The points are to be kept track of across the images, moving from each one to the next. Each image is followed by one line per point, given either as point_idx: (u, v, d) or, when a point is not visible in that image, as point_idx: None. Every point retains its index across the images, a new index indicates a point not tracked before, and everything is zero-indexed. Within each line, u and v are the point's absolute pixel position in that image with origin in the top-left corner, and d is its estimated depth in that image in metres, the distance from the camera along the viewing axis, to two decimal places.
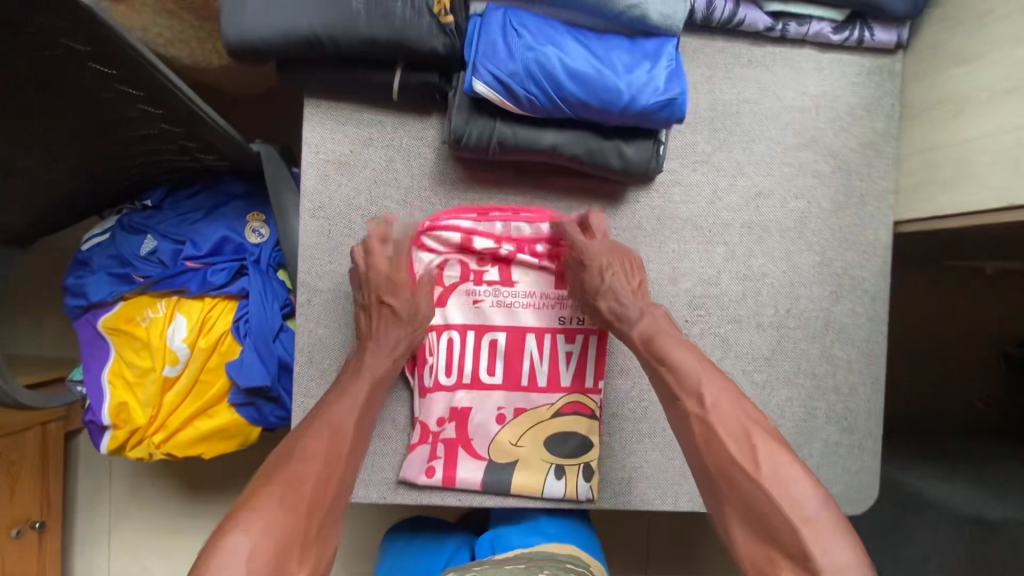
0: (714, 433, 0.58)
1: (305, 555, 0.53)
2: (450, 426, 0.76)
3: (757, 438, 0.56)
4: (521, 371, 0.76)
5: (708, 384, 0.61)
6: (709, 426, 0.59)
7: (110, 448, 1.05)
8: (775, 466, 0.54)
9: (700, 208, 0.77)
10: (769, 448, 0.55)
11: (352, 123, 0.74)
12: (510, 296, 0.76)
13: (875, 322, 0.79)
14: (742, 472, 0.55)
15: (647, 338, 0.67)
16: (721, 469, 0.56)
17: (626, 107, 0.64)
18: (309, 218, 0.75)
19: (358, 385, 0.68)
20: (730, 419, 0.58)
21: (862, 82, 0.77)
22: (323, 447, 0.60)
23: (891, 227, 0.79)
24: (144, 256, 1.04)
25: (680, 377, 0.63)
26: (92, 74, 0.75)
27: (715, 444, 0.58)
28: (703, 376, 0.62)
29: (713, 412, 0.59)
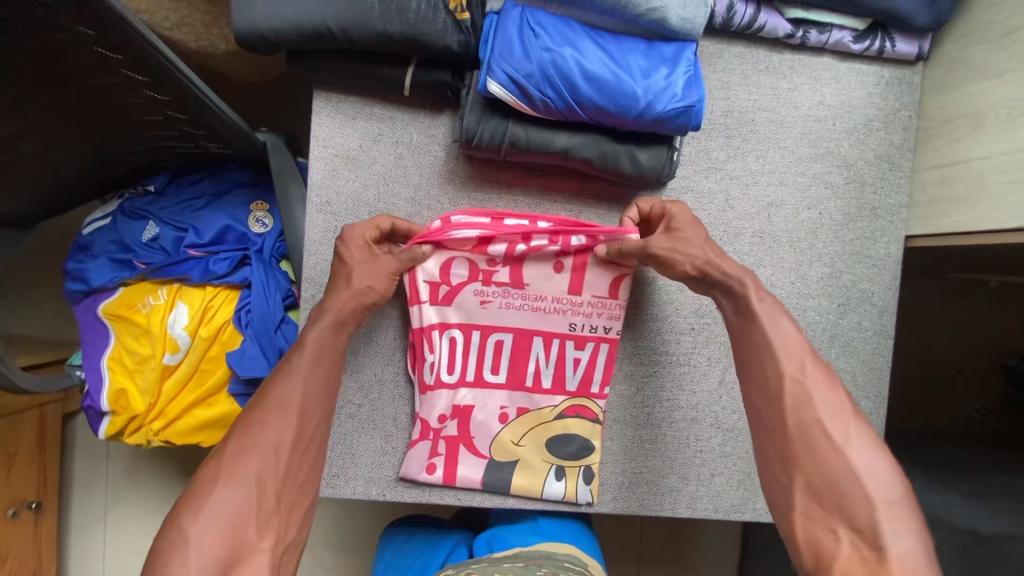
0: (808, 399, 0.57)
1: (267, 527, 0.54)
2: (452, 424, 0.75)
3: (852, 417, 0.56)
4: (525, 373, 0.76)
5: (808, 354, 0.60)
6: (805, 390, 0.58)
7: (109, 433, 1.05)
8: (863, 445, 0.54)
9: (711, 216, 0.76)
10: (858, 429, 0.55)
11: (362, 118, 0.73)
12: (518, 299, 0.75)
13: (881, 336, 0.78)
14: (829, 443, 0.55)
15: (757, 292, 0.64)
16: (804, 435, 0.56)
17: (641, 113, 0.62)
18: (316, 213, 0.74)
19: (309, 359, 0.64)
20: (822, 391, 0.57)
21: (880, 93, 0.76)
22: (281, 419, 0.59)
23: (901, 241, 0.78)
24: (146, 242, 1.03)
25: (783, 337, 0.61)
26: (96, 58, 0.73)
27: (804, 410, 0.57)
28: (804, 343, 0.61)
29: (811, 380, 0.58)
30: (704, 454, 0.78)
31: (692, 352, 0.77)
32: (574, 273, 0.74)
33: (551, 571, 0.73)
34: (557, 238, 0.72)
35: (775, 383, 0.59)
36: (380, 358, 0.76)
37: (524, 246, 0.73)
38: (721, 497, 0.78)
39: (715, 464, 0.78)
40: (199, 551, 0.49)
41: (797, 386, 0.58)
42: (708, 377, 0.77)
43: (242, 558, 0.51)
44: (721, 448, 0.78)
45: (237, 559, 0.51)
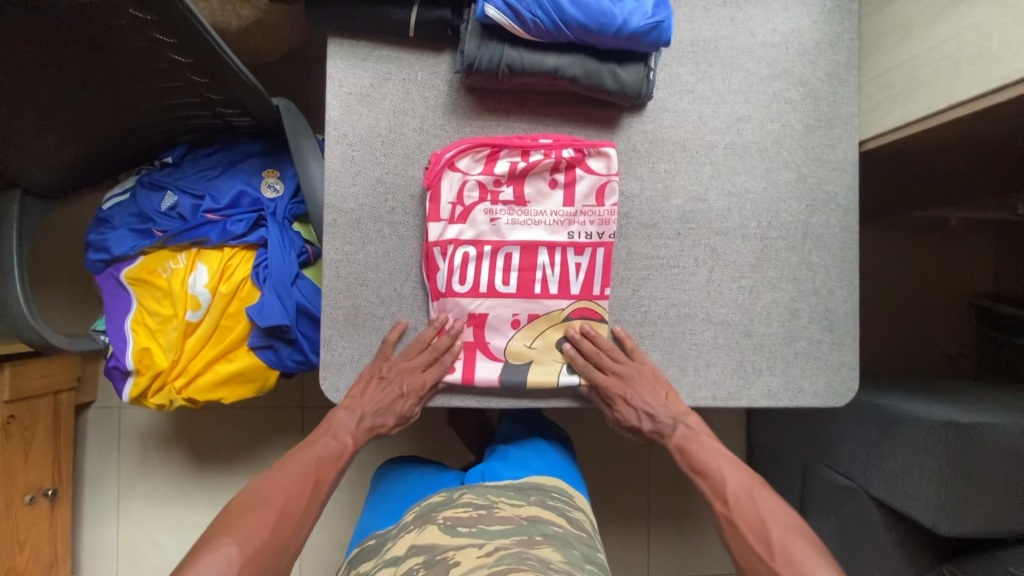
0: (738, 528, 0.74)
1: (275, 559, 0.67)
2: (469, 331, 0.83)
3: (773, 532, 0.72)
4: (533, 282, 0.83)
5: (738, 486, 0.78)
6: (735, 523, 0.75)
7: (132, 394, 1.09)
8: (792, 552, 0.69)
9: (687, 133, 0.86)
10: (781, 537, 0.71)
11: (372, 59, 0.82)
12: (523, 216, 0.82)
13: (848, 231, 0.87)
14: (770, 561, 0.70)
15: (679, 446, 0.83)
16: (748, 563, 0.72)
17: (619, 30, 0.72)
18: (334, 145, 0.82)
19: (332, 437, 0.81)
20: (753, 518, 0.74)
21: (825, 20, 0.87)
22: (299, 482, 0.74)
23: (856, 146, 0.88)
24: (165, 210, 1.10)
25: (711, 483, 0.80)
26: (129, 19, 0.81)
27: (743, 538, 0.73)
28: (735, 480, 0.79)
29: (737, 513, 0.75)
30: (698, 346, 0.85)
31: (680, 255, 0.85)
32: (568, 189, 0.83)
33: (539, 498, 0.83)
34: (551, 154, 0.82)
35: (717, 527, 0.77)
36: (399, 275, 0.83)
37: (524, 163, 0.81)
38: (718, 387, 0.85)
39: (710, 355, 0.85)
40: None
41: (730, 522, 0.76)
42: (697, 276, 0.85)
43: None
44: (713, 340, 0.85)
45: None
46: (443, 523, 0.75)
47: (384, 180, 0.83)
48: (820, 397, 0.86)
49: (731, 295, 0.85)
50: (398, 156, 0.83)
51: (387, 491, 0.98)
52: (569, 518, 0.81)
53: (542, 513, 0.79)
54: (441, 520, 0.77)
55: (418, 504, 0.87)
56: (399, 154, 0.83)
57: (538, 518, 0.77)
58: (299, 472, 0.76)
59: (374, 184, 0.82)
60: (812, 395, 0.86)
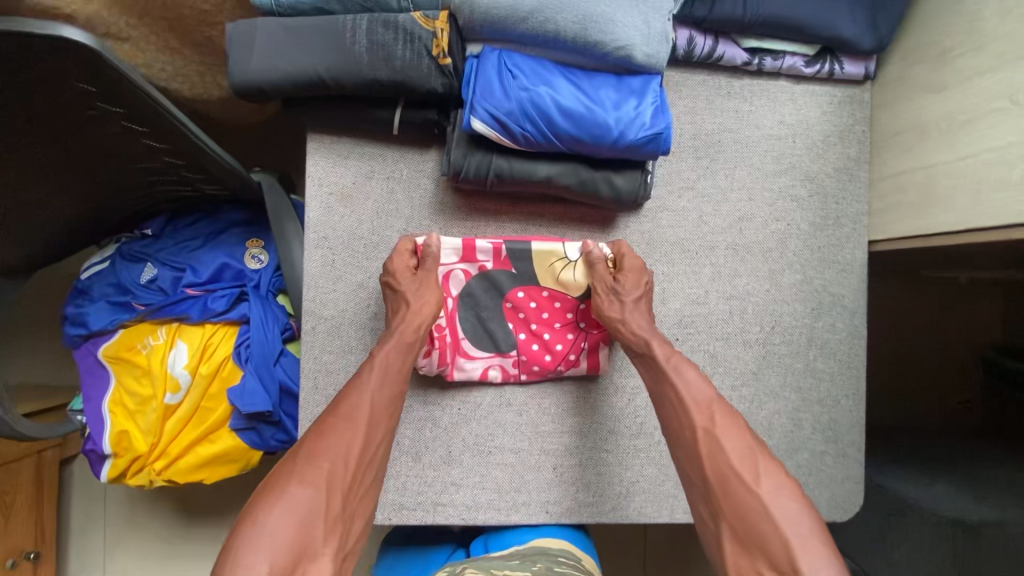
0: (719, 446, 0.61)
1: (331, 531, 0.55)
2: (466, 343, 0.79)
3: (760, 456, 0.59)
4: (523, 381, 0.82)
5: (717, 403, 0.65)
6: (714, 439, 0.61)
7: (111, 476, 1.06)
8: (771, 480, 0.57)
9: (686, 232, 0.81)
10: (768, 465, 0.59)
11: (354, 157, 0.77)
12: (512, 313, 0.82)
13: (854, 336, 0.83)
14: (741, 483, 0.57)
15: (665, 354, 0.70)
16: (721, 480, 0.59)
17: (614, 142, 0.68)
18: (313, 248, 0.77)
19: (382, 381, 0.68)
20: (721, 438, 0.61)
21: (834, 111, 0.82)
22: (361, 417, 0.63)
23: (866, 246, 0.83)
24: (144, 284, 1.06)
25: (691, 393, 0.66)
26: (98, 112, 0.77)
27: (717, 457, 0.60)
28: (711, 394, 0.66)
29: (719, 430, 0.62)
30: None
31: None
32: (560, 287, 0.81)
33: (545, 566, 0.69)
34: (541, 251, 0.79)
35: (688, 437, 0.63)
36: None
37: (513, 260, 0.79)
38: None
39: None
40: (270, 543, 0.50)
41: (709, 436, 0.62)
42: None
43: (309, 560, 0.51)
44: None
45: (306, 561, 0.51)
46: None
47: (367, 284, 0.78)
48: (823, 510, 0.83)
49: (730, 404, 0.81)
50: (381, 259, 0.78)
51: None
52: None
53: None
54: None
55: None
56: (382, 257, 0.78)
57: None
58: (351, 422, 0.63)
59: (356, 289, 0.78)
60: (814, 508, 0.82)
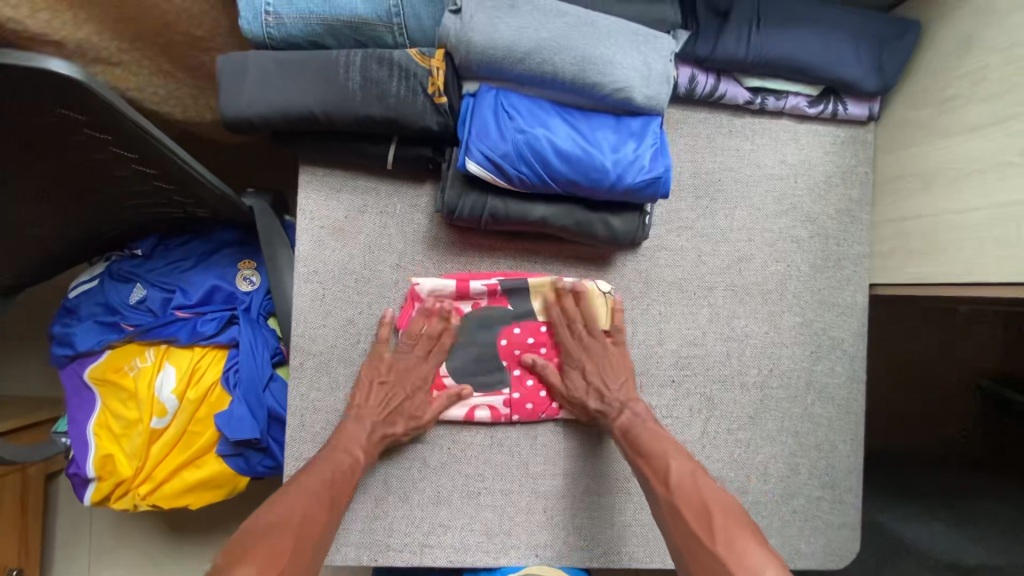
0: (679, 512, 0.63)
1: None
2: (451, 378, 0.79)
3: (717, 515, 0.60)
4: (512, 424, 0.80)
5: (686, 470, 0.66)
6: (675, 506, 0.63)
7: (94, 500, 1.04)
8: (732, 538, 0.57)
9: (685, 272, 0.79)
10: (726, 523, 0.59)
11: (346, 190, 0.76)
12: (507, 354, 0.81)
13: (854, 380, 0.81)
14: (706, 548, 0.58)
15: (623, 428, 0.73)
16: (688, 547, 0.59)
17: (612, 185, 0.66)
18: (303, 282, 0.76)
19: (343, 453, 0.70)
20: (696, 501, 0.62)
21: (837, 151, 0.81)
22: (323, 483, 0.66)
23: (867, 289, 0.82)
24: (132, 305, 1.04)
25: (651, 464, 0.68)
26: (86, 139, 0.75)
27: (683, 526, 0.61)
28: (681, 460, 0.68)
29: (677, 495, 0.64)
30: None
31: (673, 404, 0.79)
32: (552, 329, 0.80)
33: None
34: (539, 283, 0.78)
35: (659, 511, 0.65)
36: None
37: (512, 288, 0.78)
38: None
39: None
40: None
41: (671, 504, 0.64)
42: (691, 427, 0.79)
43: None
44: None
45: None
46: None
47: (357, 319, 0.77)
48: (818, 557, 0.81)
49: (726, 448, 0.80)
50: (372, 294, 0.77)
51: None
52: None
53: None
54: None
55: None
56: (373, 292, 0.77)
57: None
58: (315, 491, 0.64)
59: (346, 324, 0.76)
60: (809, 555, 0.81)
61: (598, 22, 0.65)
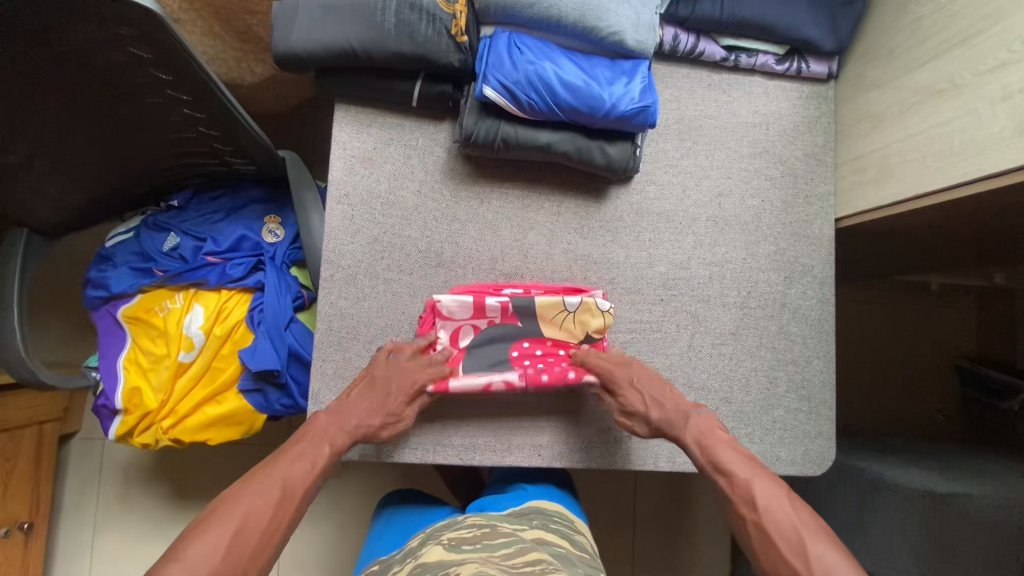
0: (767, 534, 0.65)
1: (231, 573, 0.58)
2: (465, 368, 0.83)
3: (806, 538, 0.62)
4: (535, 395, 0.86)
5: (762, 488, 0.69)
6: (763, 528, 0.66)
7: (119, 432, 1.10)
8: (824, 564, 0.60)
9: (672, 205, 0.90)
10: (820, 545, 0.61)
11: (376, 124, 0.87)
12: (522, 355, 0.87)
13: (824, 304, 0.91)
14: (800, 574, 0.61)
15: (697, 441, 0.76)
16: (780, 573, 0.62)
17: (608, 112, 0.77)
18: (335, 204, 0.86)
19: (309, 446, 0.74)
20: (784, 524, 0.65)
21: (802, 104, 0.93)
22: (281, 476, 0.69)
23: (833, 223, 0.93)
24: (166, 251, 1.13)
25: (732, 482, 0.71)
26: (149, 78, 0.84)
27: (772, 550, 0.64)
28: (758, 477, 0.70)
29: (766, 516, 0.66)
30: None
31: (663, 321, 0.88)
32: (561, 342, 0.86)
33: (541, 522, 0.78)
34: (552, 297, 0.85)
35: (744, 530, 0.68)
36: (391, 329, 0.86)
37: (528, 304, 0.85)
38: None
39: None
40: None
41: (757, 525, 0.66)
42: (679, 341, 0.88)
43: None
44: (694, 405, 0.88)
45: None
46: (446, 543, 0.73)
47: (381, 238, 0.86)
48: (797, 465, 0.88)
49: (711, 362, 0.88)
50: (396, 216, 0.87)
51: (386, 527, 0.94)
52: (573, 543, 0.76)
53: (548, 539, 0.73)
54: (444, 542, 0.74)
55: (423, 534, 0.85)
56: (397, 215, 0.87)
57: (542, 539, 0.73)
58: (271, 486, 0.67)
59: (372, 242, 0.86)
60: (789, 462, 0.88)
61: None
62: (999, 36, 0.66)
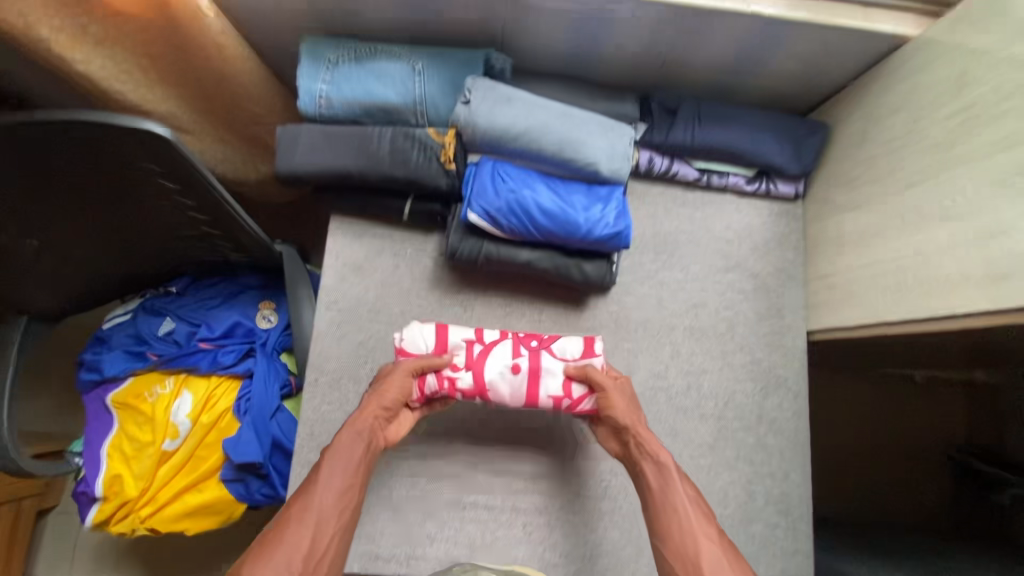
0: (715, 570, 0.63)
1: None
2: (467, 376, 0.78)
3: None
4: (540, 385, 0.79)
5: (713, 525, 0.67)
6: (712, 565, 0.63)
7: (96, 520, 1.09)
8: None
9: (649, 315, 0.93)
10: None
11: (368, 236, 0.92)
12: (510, 382, 0.79)
13: (799, 415, 0.93)
14: None
15: (661, 464, 0.72)
16: None
17: (583, 237, 0.82)
18: (324, 310, 0.89)
19: (338, 477, 0.67)
20: (727, 565, 0.63)
21: (772, 221, 0.99)
22: (312, 519, 0.63)
23: (805, 335, 0.96)
24: (161, 336, 1.16)
25: (686, 510, 0.68)
26: (156, 186, 0.87)
27: None
28: (709, 515, 0.68)
29: (715, 555, 0.64)
30: None
31: None
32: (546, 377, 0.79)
33: None
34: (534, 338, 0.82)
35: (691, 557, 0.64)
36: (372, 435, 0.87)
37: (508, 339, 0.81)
38: None
39: None
40: None
41: (707, 560, 0.64)
42: None
43: None
44: None
45: None
46: None
47: (367, 344, 0.89)
48: None
49: (688, 473, 0.89)
50: (382, 323, 0.90)
51: None
52: None
53: None
54: None
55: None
56: (383, 321, 0.90)
57: None
58: (305, 531, 0.62)
59: (357, 348, 0.89)
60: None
61: (575, 115, 0.84)
62: (942, 187, 0.72)
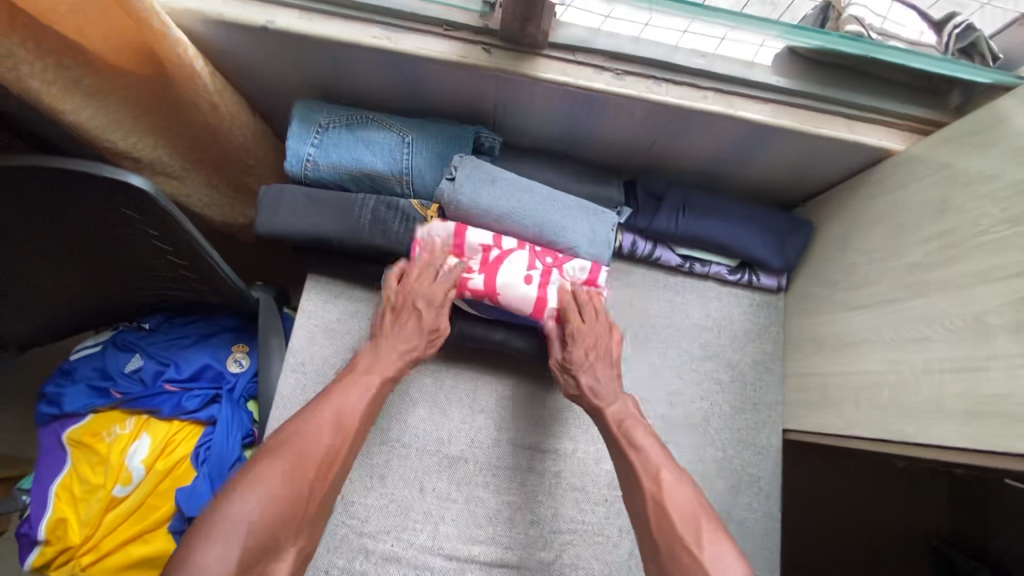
0: (665, 508, 0.66)
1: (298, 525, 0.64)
2: (478, 277, 0.81)
3: (703, 520, 0.65)
4: (547, 301, 0.81)
5: (667, 468, 0.70)
6: (663, 503, 0.67)
7: (35, 564, 1.04)
8: (716, 549, 0.62)
9: None
10: (711, 530, 0.64)
11: (343, 298, 0.91)
12: (520, 292, 0.81)
13: (769, 517, 0.90)
14: (686, 546, 0.63)
15: (618, 417, 0.76)
16: (669, 548, 0.63)
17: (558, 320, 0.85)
18: (289, 371, 0.87)
19: (356, 388, 0.74)
20: (681, 502, 0.67)
21: (753, 311, 0.98)
22: (330, 424, 0.70)
23: (780, 432, 0.94)
24: (127, 372, 1.13)
25: (643, 455, 0.72)
26: (136, 232, 0.81)
27: (665, 520, 0.65)
28: (664, 462, 0.71)
29: (668, 492, 0.68)
30: None
31: (606, 523, 0.87)
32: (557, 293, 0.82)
33: None
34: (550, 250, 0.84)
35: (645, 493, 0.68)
36: None
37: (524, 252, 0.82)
38: None
39: None
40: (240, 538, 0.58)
41: (657, 500, 0.68)
42: (621, 547, 0.86)
43: (275, 550, 0.61)
44: None
45: (271, 554, 0.60)
46: None
47: None
48: None
49: None
50: None
51: None
52: None
53: None
54: None
55: None
56: None
57: None
58: (323, 430, 0.69)
59: None
60: None
61: (558, 198, 0.85)
62: (920, 309, 0.71)
